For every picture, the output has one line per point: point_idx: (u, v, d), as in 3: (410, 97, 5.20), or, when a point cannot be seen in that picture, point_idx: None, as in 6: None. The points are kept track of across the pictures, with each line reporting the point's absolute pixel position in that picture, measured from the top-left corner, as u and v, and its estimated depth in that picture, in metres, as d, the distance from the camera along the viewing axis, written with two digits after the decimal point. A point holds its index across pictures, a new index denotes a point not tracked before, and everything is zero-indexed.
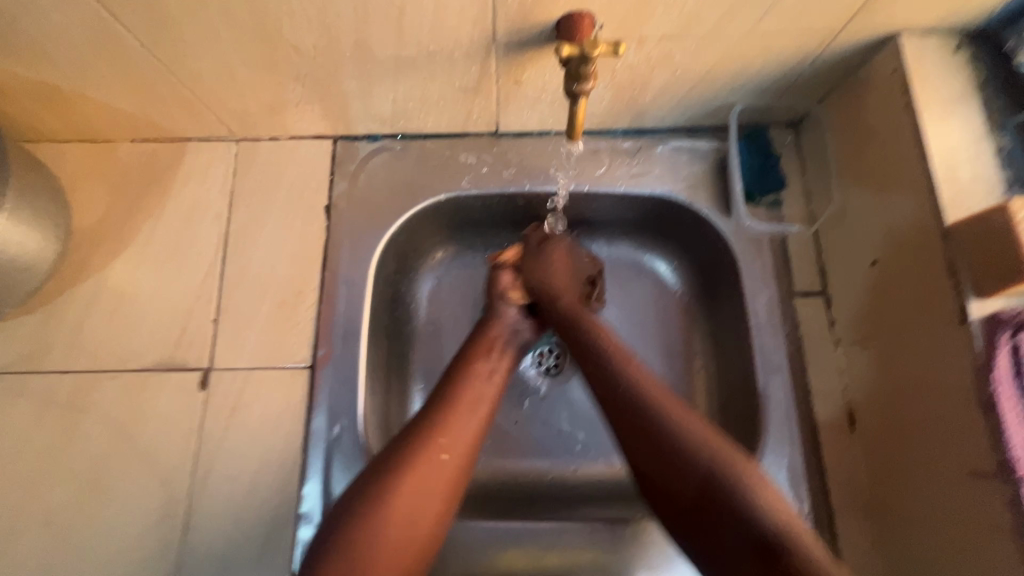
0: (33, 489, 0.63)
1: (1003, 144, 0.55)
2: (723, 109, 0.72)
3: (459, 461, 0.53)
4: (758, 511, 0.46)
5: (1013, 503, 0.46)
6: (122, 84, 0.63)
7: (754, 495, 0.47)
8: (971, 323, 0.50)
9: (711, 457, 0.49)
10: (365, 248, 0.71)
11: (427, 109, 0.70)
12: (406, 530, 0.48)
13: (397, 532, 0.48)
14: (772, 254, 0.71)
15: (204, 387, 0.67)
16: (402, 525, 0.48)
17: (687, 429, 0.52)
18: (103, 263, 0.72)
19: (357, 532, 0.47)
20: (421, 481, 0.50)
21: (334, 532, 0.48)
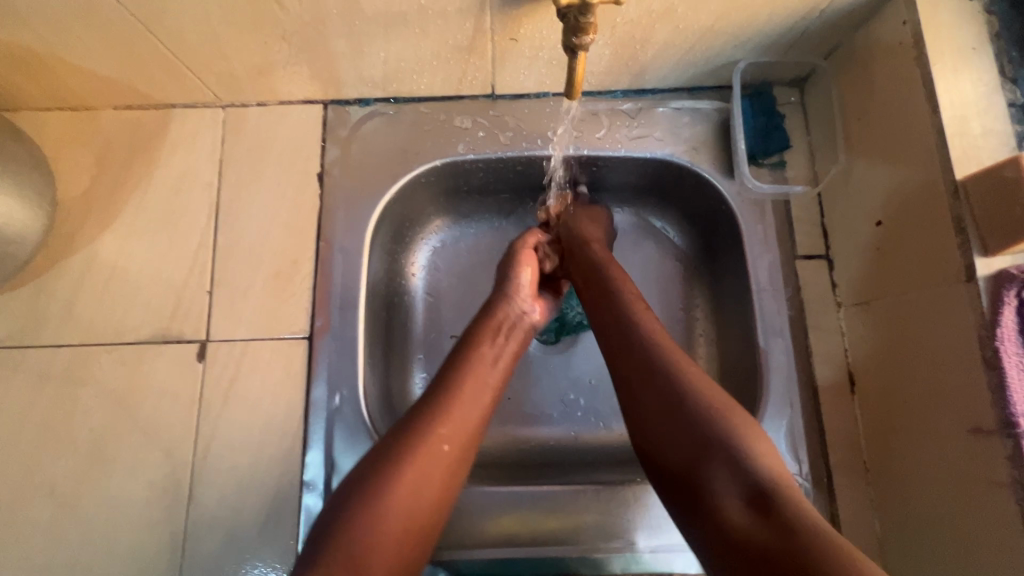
0: (35, 462, 0.63)
1: (1016, 97, 0.53)
2: (727, 66, 0.69)
3: (482, 400, 0.55)
4: (756, 463, 0.47)
5: (1014, 458, 0.46)
6: (102, 47, 0.61)
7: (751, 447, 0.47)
8: (977, 280, 0.49)
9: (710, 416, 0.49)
10: (361, 215, 0.70)
11: (421, 70, 0.67)
12: (435, 462, 0.49)
13: (427, 458, 0.49)
14: (775, 217, 0.70)
15: (202, 359, 0.66)
16: (431, 451, 0.50)
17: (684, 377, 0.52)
18: (91, 235, 0.70)
19: (391, 462, 0.48)
20: (455, 413, 0.52)
21: (361, 479, 0.48)
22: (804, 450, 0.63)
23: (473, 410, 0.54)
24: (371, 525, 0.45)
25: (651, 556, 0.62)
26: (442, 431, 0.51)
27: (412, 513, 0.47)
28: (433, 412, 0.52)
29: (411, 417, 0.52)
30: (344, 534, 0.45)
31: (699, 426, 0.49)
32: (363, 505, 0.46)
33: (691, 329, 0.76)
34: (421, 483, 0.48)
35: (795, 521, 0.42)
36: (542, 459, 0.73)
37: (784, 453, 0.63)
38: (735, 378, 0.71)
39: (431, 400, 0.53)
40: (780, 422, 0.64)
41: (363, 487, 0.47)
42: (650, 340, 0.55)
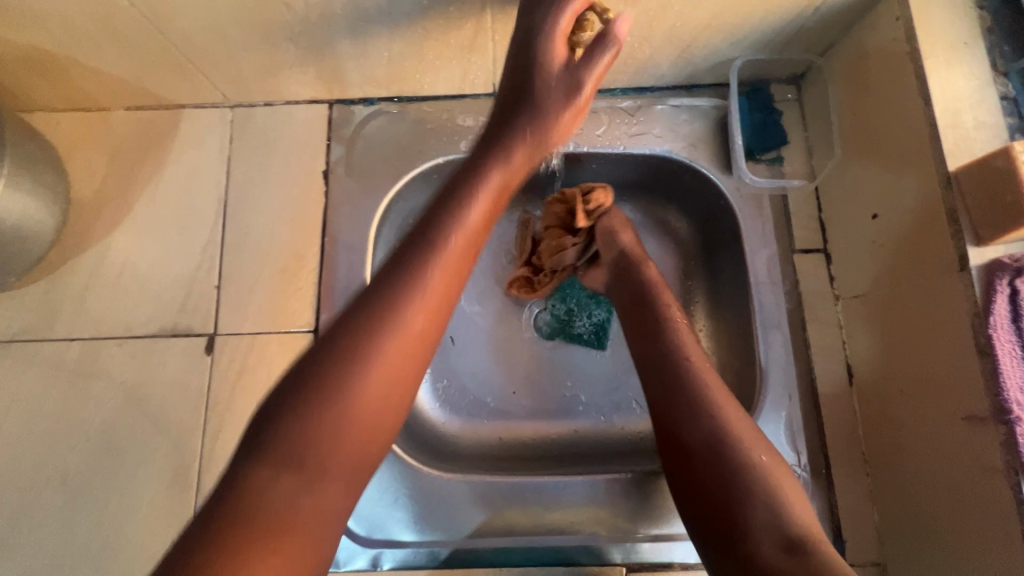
0: (47, 452, 0.65)
1: (1008, 90, 0.54)
2: (724, 64, 0.70)
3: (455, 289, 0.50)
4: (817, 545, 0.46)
5: (1007, 443, 0.47)
6: (114, 48, 0.63)
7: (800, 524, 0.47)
8: (971, 269, 0.50)
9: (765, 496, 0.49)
10: (365, 212, 0.72)
11: (424, 70, 0.69)
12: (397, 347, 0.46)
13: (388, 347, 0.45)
14: (773, 212, 0.71)
15: (211, 351, 0.68)
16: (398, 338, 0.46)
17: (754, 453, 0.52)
18: (103, 232, 0.72)
19: (345, 352, 0.44)
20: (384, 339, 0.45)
21: (309, 373, 0.44)
22: (802, 440, 0.64)
23: (449, 287, 0.49)
24: (326, 415, 0.42)
25: (650, 548, 0.63)
26: (408, 316, 0.46)
27: (372, 421, 0.44)
28: (390, 305, 0.46)
29: (370, 302, 0.47)
30: (291, 429, 0.42)
31: (727, 453, 0.52)
32: (312, 403, 0.42)
33: (692, 324, 0.77)
34: (345, 416, 0.43)
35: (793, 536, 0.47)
36: (544, 452, 0.74)
37: (782, 444, 0.64)
38: (734, 370, 0.72)
39: (384, 288, 0.47)
40: (779, 413, 0.65)
41: (315, 381, 0.43)
42: (699, 380, 0.57)
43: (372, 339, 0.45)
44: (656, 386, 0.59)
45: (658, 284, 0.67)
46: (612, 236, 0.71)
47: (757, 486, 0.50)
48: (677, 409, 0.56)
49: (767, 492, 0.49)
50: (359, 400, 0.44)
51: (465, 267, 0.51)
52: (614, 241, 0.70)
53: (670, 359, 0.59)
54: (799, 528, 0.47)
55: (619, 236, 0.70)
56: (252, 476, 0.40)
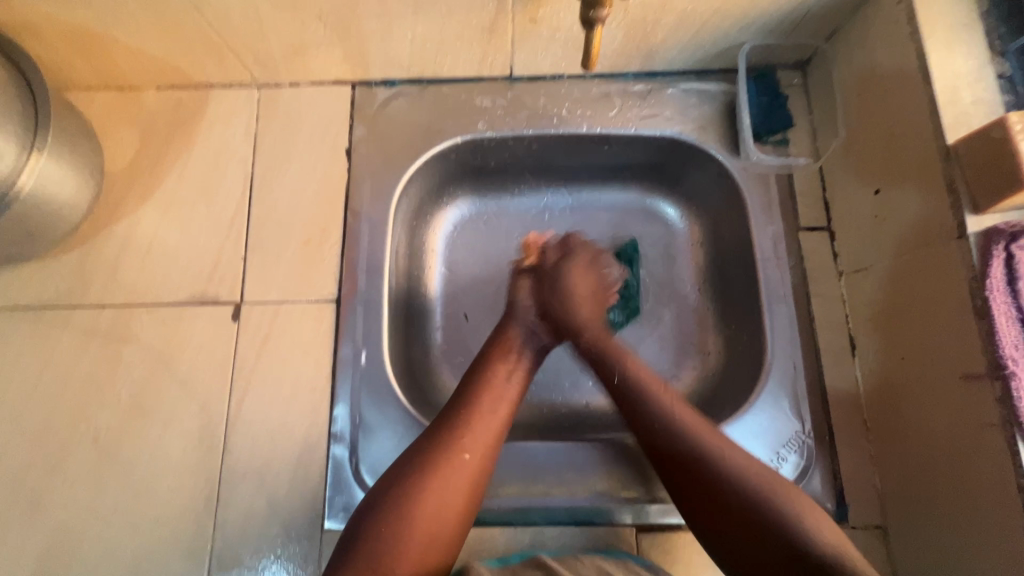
0: (80, 412, 0.68)
1: (1004, 69, 0.56)
2: (733, 49, 0.73)
3: (501, 413, 0.58)
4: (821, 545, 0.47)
5: (1003, 399, 0.49)
6: (153, 26, 0.66)
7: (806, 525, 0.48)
8: (968, 236, 0.52)
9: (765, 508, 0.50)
10: (386, 188, 0.74)
11: (445, 51, 0.72)
12: (455, 472, 0.53)
13: (446, 474, 0.52)
14: (779, 191, 0.74)
15: (237, 319, 0.71)
16: (450, 466, 0.53)
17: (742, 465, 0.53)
18: (134, 204, 0.75)
19: (410, 485, 0.51)
20: (479, 404, 0.58)
21: (380, 504, 0.51)
22: (806, 408, 0.66)
23: (494, 418, 0.57)
24: (400, 537, 0.49)
25: (659, 509, 0.65)
26: (461, 443, 0.54)
27: (440, 517, 0.51)
28: (442, 442, 0.54)
29: (426, 439, 0.55)
30: (369, 549, 0.48)
31: (731, 483, 0.52)
32: (385, 525, 0.49)
33: (700, 301, 0.80)
34: (450, 457, 0.53)
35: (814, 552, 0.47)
36: (556, 422, 0.76)
37: (787, 411, 0.66)
38: (741, 345, 0.74)
39: (438, 430, 0.55)
40: (784, 382, 0.67)
41: (385, 503, 0.51)
42: (675, 416, 0.57)
43: (433, 471, 0.52)
44: (642, 427, 0.59)
45: (590, 321, 0.68)
46: (561, 286, 0.69)
47: (766, 509, 0.50)
48: (662, 439, 0.57)
49: (776, 510, 0.50)
50: (425, 513, 0.50)
51: (507, 406, 0.59)
52: (562, 289, 0.68)
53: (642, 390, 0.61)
54: (818, 539, 0.48)
55: (574, 278, 0.69)
56: None
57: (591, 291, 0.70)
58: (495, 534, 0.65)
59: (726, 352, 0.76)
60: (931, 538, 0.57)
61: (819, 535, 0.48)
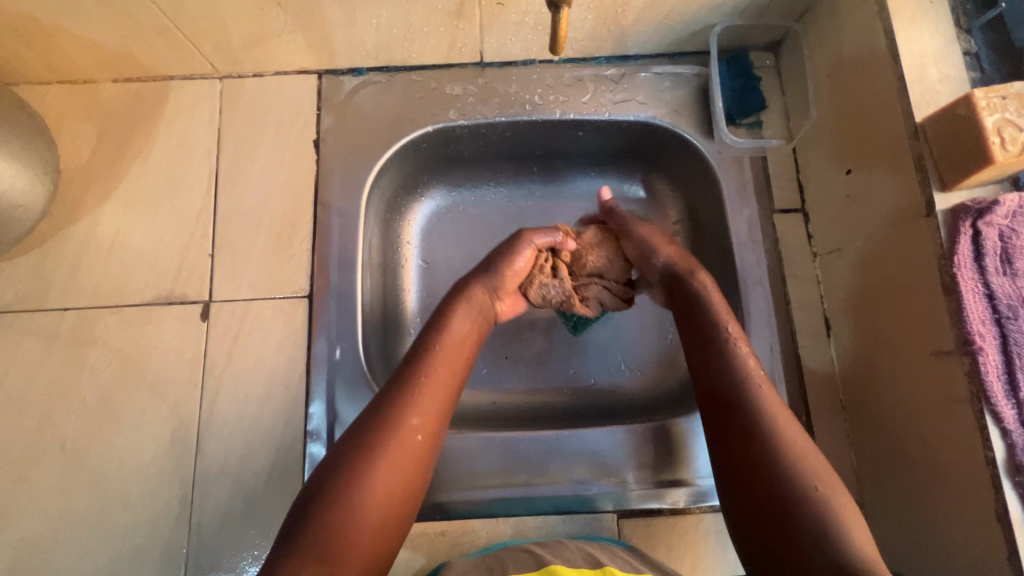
0: (45, 420, 0.65)
1: (970, 46, 0.57)
2: (705, 31, 0.73)
3: (451, 383, 0.56)
4: (821, 503, 0.46)
5: (971, 373, 0.50)
6: (105, 17, 0.63)
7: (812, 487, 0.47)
8: (936, 213, 0.53)
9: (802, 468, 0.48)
10: (357, 180, 0.73)
11: (412, 37, 0.70)
12: (405, 453, 0.50)
13: (397, 453, 0.50)
14: (753, 173, 0.74)
15: (207, 318, 0.69)
16: (401, 444, 0.50)
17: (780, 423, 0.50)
18: (95, 202, 0.72)
19: (359, 461, 0.49)
20: (430, 377, 0.55)
21: (326, 485, 0.48)
22: (784, 390, 0.67)
23: (443, 389, 0.55)
24: (347, 518, 0.47)
25: (641, 495, 0.65)
26: (411, 421, 0.52)
27: (387, 503, 0.49)
28: (391, 415, 0.52)
29: (376, 409, 0.52)
30: (313, 529, 0.46)
31: (777, 462, 0.48)
32: (331, 505, 0.47)
33: None
34: (400, 434, 0.51)
35: (821, 522, 0.45)
36: (537, 411, 0.76)
37: None
38: None
39: (388, 402, 0.53)
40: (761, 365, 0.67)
41: (332, 481, 0.48)
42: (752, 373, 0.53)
43: (383, 449, 0.50)
44: (708, 374, 0.55)
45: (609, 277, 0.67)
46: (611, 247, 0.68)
47: (799, 492, 0.46)
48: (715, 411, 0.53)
49: (809, 493, 0.46)
50: (371, 498, 0.48)
51: (458, 378, 0.57)
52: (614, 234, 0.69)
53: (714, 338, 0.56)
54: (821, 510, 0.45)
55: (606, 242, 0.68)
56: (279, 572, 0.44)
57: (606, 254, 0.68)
58: (476, 525, 0.65)
59: None
60: (907, 512, 0.58)
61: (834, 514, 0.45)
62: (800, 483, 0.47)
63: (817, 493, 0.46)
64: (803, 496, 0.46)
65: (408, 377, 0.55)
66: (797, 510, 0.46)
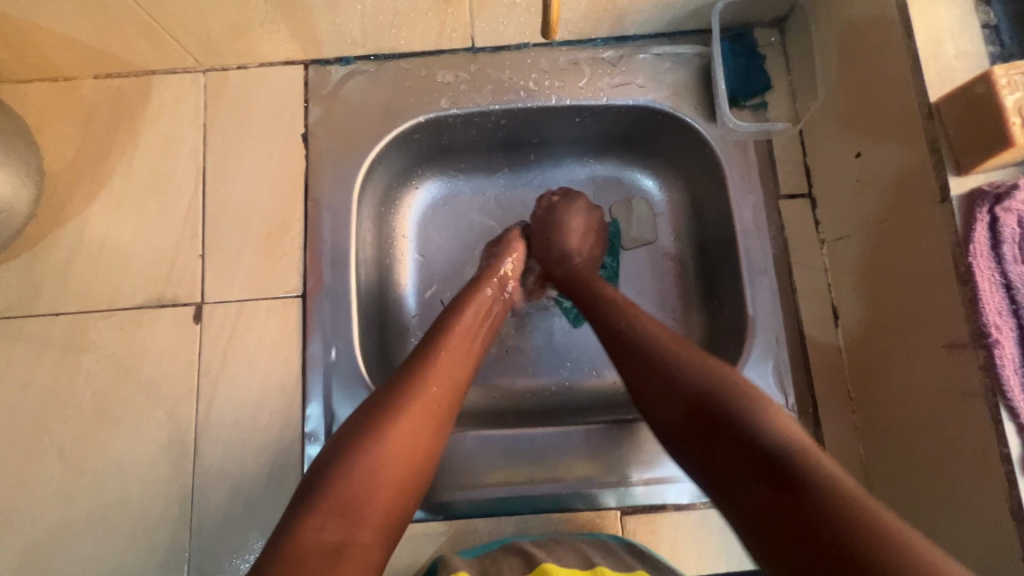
0: (43, 426, 0.65)
1: (990, 18, 0.53)
2: (707, 8, 0.69)
3: (465, 359, 0.58)
4: (764, 426, 0.45)
5: (987, 367, 0.48)
6: (78, 10, 0.61)
7: (761, 410, 0.46)
8: (951, 200, 0.50)
9: (727, 392, 0.48)
10: (348, 174, 0.70)
11: (399, 23, 0.67)
12: (427, 410, 0.51)
13: (419, 410, 0.51)
14: (757, 158, 0.71)
15: (199, 321, 0.68)
16: (422, 401, 0.52)
17: (695, 371, 0.50)
18: (81, 204, 0.71)
19: (384, 412, 0.50)
20: (446, 349, 0.57)
21: (348, 437, 0.48)
22: (790, 382, 0.65)
23: (459, 362, 0.57)
24: (369, 467, 0.46)
25: (644, 491, 0.65)
26: (431, 384, 0.53)
27: (407, 459, 0.49)
28: (413, 377, 0.53)
29: (398, 374, 0.54)
30: (334, 480, 0.45)
31: (711, 401, 0.48)
32: (355, 453, 0.47)
33: (682, 274, 0.78)
34: (421, 392, 0.52)
35: (773, 446, 0.43)
36: (538, 406, 0.75)
37: (771, 386, 0.65)
38: (723, 320, 0.72)
39: (408, 368, 0.54)
40: (767, 356, 0.66)
41: (355, 434, 0.48)
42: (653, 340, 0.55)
43: (405, 403, 0.51)
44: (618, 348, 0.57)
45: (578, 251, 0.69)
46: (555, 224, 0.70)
47: (742, 420, 0.45)
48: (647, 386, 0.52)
49: (753, 417, 0.45)
50: (394, 449, 0.48)
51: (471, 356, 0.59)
52: (558, 227, 0.70)
53: (610, 308, 0.60)
54: (775, 432, 0.44)
55: (567, 215, 0.71)
56: (303, 521, 0.43)
57: (583, 230, 0.71)
58: (479, 524, 0.64)
59: (708, 326, 0.75)
60: (916, 505, 0.57)
61: (789, 436, 0.44)
62: (745, 414, 0.46)
63: (752, 414, 0.45)
64: (751, 421, 0.45)
65: (427, 349, 0.57)
66: (738, 429, 0.45)
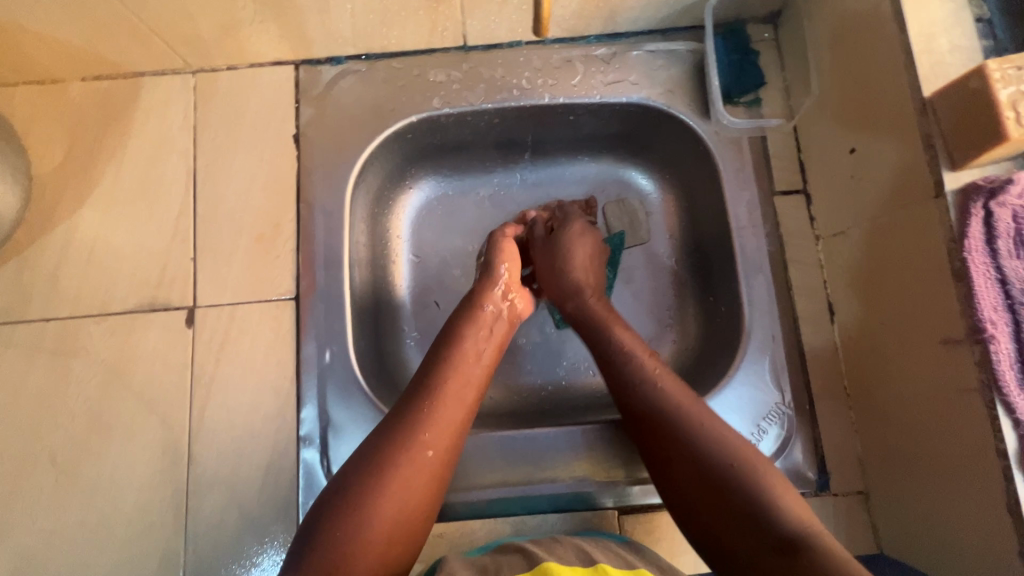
0: (34, 433, 0.64)
1: (983, 12, 0.53)
2: (700, 4, 0.69)
3: (466, 402, 0.54)
4: (780, 511, 0.45)
5: (983, 363, 0.47)
6: (62, 13, 0.60)
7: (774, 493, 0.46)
8: (945, 195, 0.50)
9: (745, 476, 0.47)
10: (340, 174, 0.70)
11: (390, 22, 0.67)
12: (420, 465, 0.49)
13: (412, 466, 0.49)
14: (752, 154, 0.71)
15: (192, 324, 0.67)
16: (414, 457, 0.49)
17: (722, 441, 0.50)
18: (70, 208, 0.70)
19: (376, 468, 0.48)
20: (444, 394, 0.53)
21: (340, 496, 0.47)
22: (786, 379, 0.65)
23: (458, 405, 0.54)
24: (359, 531, 0.45)
25: (641, 490, 0.64)
26: (427, 435, 0.51)
27: (399, 517, 0.47)
28: (408, 429, 0.50)
29: (392, 422, 0.51)
30: (324, 545, 0.44)
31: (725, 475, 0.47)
32: (344, 515, 0.45)
33: (678, 272, 0.78)
34: (416, 445, 0.50)
35: (787, 531, 0.43)
36: (535, 406, 0.74)
37: (768, 383, 0.65)
38: (719, 317, 0.72)
39: (403, 416, 0.51)
40: (764, 353, 0.65)
41: (347, 492, 0.47)
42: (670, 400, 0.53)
43: (397, 459, 0.49)
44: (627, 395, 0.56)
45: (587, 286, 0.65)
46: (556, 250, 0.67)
47: (759, 502, 0.45)
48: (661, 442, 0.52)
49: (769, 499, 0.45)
50: (383, 511, 0.46)
51: (473, 396, 0.56)
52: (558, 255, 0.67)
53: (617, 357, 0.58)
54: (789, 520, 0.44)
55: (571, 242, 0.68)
56: None
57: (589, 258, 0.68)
58: (476, 525, 0.64)
59: (704, 324, 0.75)
60: (913, 502, 0.57)
61: (798, 525, 0.44)
62: (760, 493, 0.46)
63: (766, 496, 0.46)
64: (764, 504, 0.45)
65: (424, 393, 0.53)
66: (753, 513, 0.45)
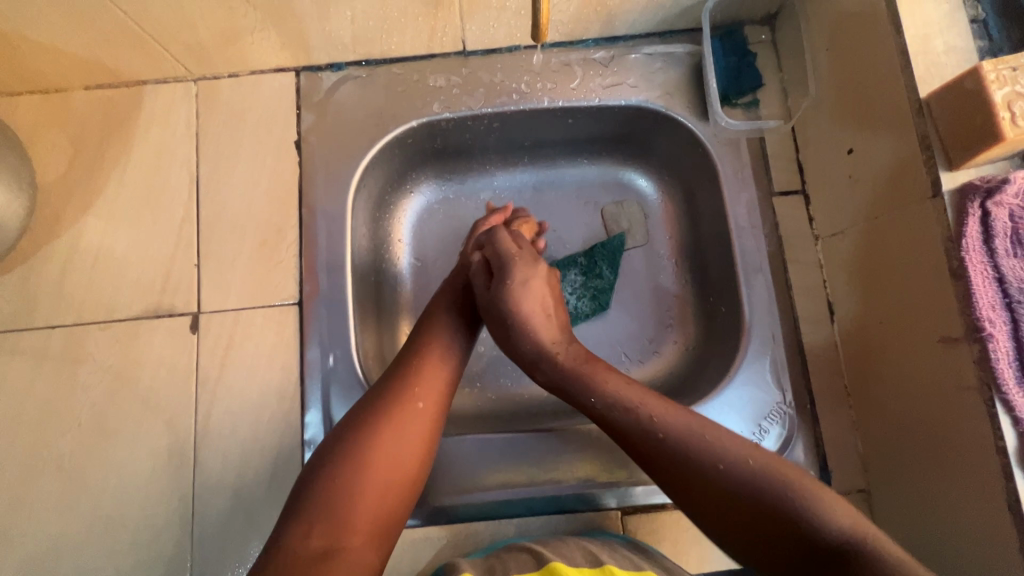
0: (40, 440, 0.65)
1: (978, 13, 0.53)
2: (697, 7, 0.69)
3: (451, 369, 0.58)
4: (827, 516, 0.42)
5: (982, 361, 0.48)
6: (66, 22, 0.60)
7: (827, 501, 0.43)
8: (943, 194, 0.50)
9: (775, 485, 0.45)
10: (341, 180, 0.70)
11: (390, 28, 0.67)
12: (411, 417, 0.52)
13: (404, 419, 0.52)
14: (750, 156, 0.71)
15: (196, 330, 0.68)
16: (405, 410, 0.52)
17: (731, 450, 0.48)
18: (75, 216, 0.70)
19: (368, 424, 0.51)
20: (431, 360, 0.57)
21: (333, 454, 0.49)
22: (787, 378, 0.65)
23: (443, 370, 0.57)
24: (354, 479, 0.47)
25: (643, 491, 0.65)
26: (416, 392, 0.54)
27: (394, 468, 0.49)
28: (398, 389, 0.54)
29: (382, 386, 0.55)
30: (319, 504, 0.46)
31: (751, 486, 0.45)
32: (340, 471, 0.48)
33: (678, 273, 0.78)
34: (407, 402, 0.53)
35: (839, 536, 0.41)
36: (537, 408, 0.75)
37: (768, 383, 0.65)
38: (719, 318, 0.73)
39: (391, 378, 0.55)
40: (764, 353, 0.66)
41: (343, 449, 0.49)
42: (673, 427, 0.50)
43: (390, 414, 0.51)
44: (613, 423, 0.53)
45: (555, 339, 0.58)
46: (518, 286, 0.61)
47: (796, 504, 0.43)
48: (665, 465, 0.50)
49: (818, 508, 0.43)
50: (379, 459, 0.49)
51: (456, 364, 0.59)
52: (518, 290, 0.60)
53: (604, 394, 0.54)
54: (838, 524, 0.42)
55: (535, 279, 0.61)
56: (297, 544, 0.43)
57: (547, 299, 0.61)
58: (479, 528, 0.64)
59: (705, 324, 0.75)
60: (914, 500, 0.57)
61: (843, 523, 0.42)
62: (795, 498, 0.44)
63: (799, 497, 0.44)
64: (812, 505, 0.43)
65: (410, 360, 0.57)
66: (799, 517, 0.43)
